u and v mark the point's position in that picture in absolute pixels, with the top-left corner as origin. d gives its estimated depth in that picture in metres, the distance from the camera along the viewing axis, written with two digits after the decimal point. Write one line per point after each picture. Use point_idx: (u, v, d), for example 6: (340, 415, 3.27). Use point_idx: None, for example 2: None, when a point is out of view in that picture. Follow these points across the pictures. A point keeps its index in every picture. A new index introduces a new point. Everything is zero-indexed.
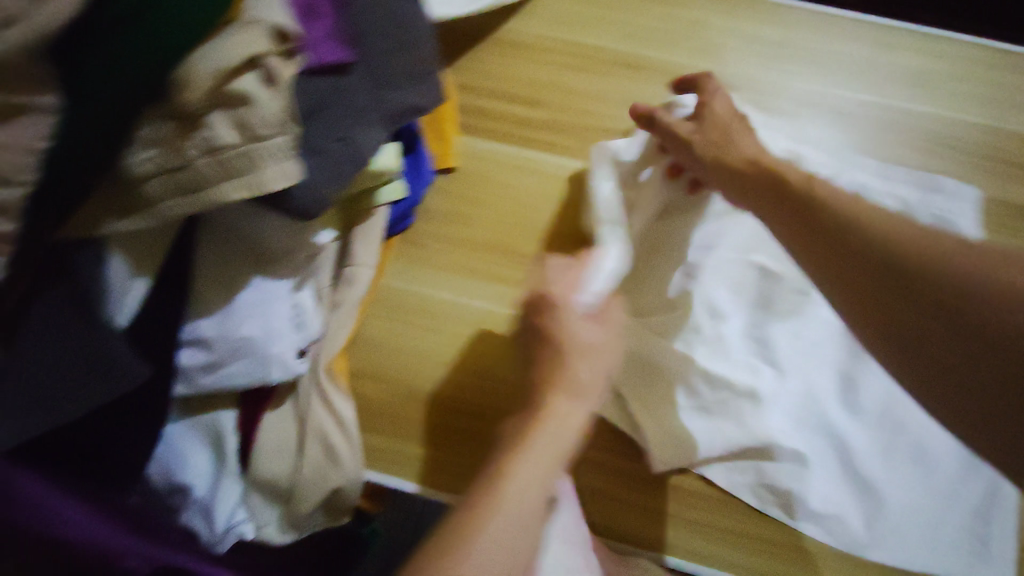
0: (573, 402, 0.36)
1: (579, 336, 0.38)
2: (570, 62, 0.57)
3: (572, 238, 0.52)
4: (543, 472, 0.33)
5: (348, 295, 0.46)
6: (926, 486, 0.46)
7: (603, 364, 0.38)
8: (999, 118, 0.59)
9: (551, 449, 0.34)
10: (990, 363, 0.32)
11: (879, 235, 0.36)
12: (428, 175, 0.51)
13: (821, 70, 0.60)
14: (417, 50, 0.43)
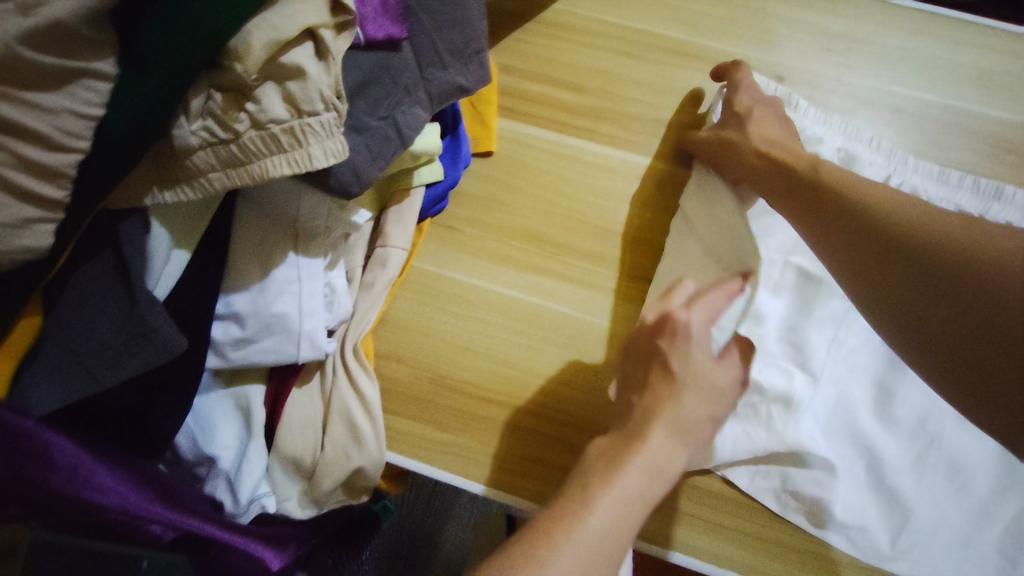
0: (672, 440, 0.35)
1: (682, 364, 0.36)
2: (618, 46, 0.54)
3: (608, 231, 0.50)
4: (622, 513, 0.33)
5: (381, 277, 0.46)
6: (960, 502, 0.44)
7: (705, 396, 0.36)
8: None
9: (636, 493, 0.33)
10: (989, 327, 0.31)
11: (890, 221, 0.36)
12: (464, 159, 0.49)
13: (883, 69, 0.57)
14: (463, 23, 0.41)
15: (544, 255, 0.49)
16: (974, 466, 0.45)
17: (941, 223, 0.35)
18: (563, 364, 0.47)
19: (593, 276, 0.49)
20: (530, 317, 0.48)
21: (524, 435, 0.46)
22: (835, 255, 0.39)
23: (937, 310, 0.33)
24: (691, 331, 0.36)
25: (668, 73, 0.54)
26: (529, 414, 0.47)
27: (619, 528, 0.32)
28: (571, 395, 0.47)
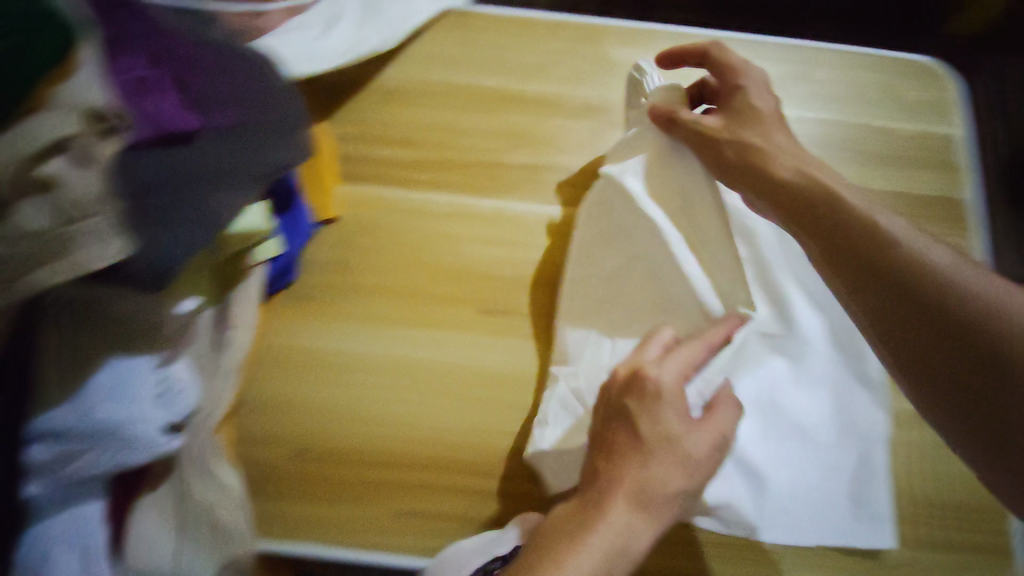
0: (630, 516, 0.37)
1: (653, 425, 0.38)
2: (447, 101, 0.56)
3: (462, 273, 0.52)
4: None
5: (225, 360, 0.45)
6: (811, 460, 0.48)
7: (675, 462, 0.38)
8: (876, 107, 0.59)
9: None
10: (958, 354, 0.31)
11: (889, 246, 0.35)
12: (305, 230, 0.50)
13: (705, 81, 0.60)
14: (274, 110, 0.42)
15: (406, 309, 0.51)
16: (817, 423, 0.49)
17: (927, 257, 0.34)
18: (438, 413, 0.49)
19: (455, 320, 0.50)
20: (401, 373, 0.49)
21: (409, 489, 0.47)
22: (830, 269, 0.37)
23: (931, 347, 0.32)
24: (667, 397, 0.39)
25: (500, 116, 0.56)
26: (407, 468, 0.48)
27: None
28: (450, 441, 0.48)
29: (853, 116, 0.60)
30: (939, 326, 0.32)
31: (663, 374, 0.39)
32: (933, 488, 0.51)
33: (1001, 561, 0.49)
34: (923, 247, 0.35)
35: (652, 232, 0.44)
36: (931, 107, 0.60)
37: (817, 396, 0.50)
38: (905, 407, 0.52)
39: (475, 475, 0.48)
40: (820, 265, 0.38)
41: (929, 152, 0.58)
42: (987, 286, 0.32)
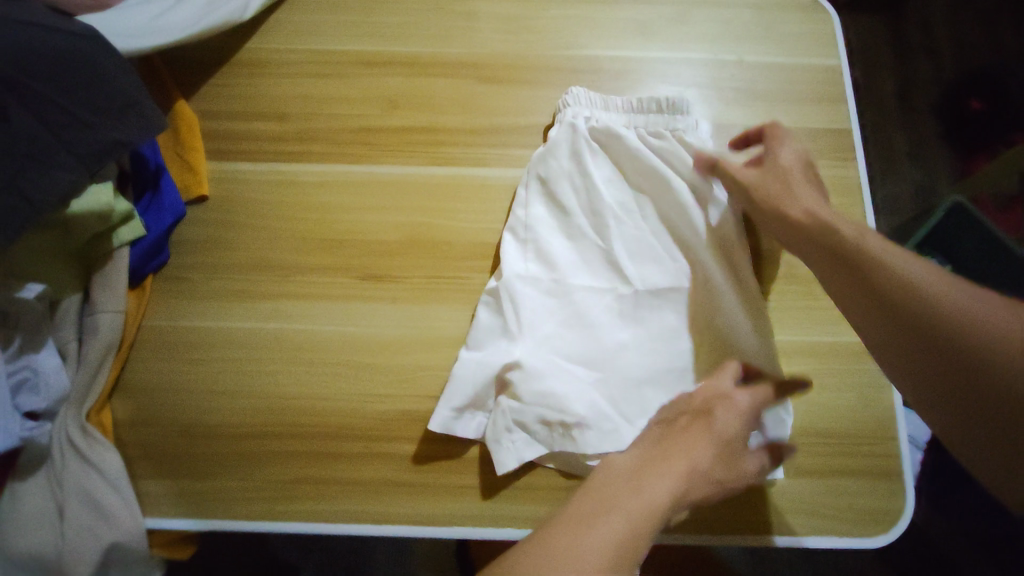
0: (677, 492, 0.36)
1: (726, 420, 0.40)
2: (314, 70, 0.55)
3: (338, 241, 0.51)
4: (616, 556, 0.33)
5: (94, 345, 0.45)
6: None
7: (726, 459, 0.39)
8: (758, 44, 0.57)
9: (632, 541, 0.34)
10: (956, 372, 0.34)
11: (882, 266, 0.38)
12: (169, 207, 0.49)
13: (584, 26, 0.57)
14: (105, 87, 0.42)
15: (273, 280, 0.50)
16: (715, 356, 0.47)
17: (930, 288, 0.35)
18: (302, 380, 0.48)
19: (331, 289, 0.50)
20: (267, 342, 0.49)
21: (265, 458, 0.46)
22: (841, 295, 0.40)
23: (940, 374, 0.34)
24: (740, 403, 0.41)
25: (369, 82, 0.55)
26: (265, 437, 0.46)
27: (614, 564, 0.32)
28: (315, 406, 0.47)
29: (735, 54, 0.57)
30: (943, 356, 0.34)
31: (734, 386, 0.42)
32: (818, 415, 0.49)
33: (889, 486, 0.47)
34: (926, 275, 0.36)
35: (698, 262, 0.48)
36: (809, 39, 0.57)
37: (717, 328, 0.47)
38: (789, 337, 0.50)
39: (337, 439, 0.46)
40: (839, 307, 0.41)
41: (810, 83, 0.56)
42: (992, 314, 0.34)
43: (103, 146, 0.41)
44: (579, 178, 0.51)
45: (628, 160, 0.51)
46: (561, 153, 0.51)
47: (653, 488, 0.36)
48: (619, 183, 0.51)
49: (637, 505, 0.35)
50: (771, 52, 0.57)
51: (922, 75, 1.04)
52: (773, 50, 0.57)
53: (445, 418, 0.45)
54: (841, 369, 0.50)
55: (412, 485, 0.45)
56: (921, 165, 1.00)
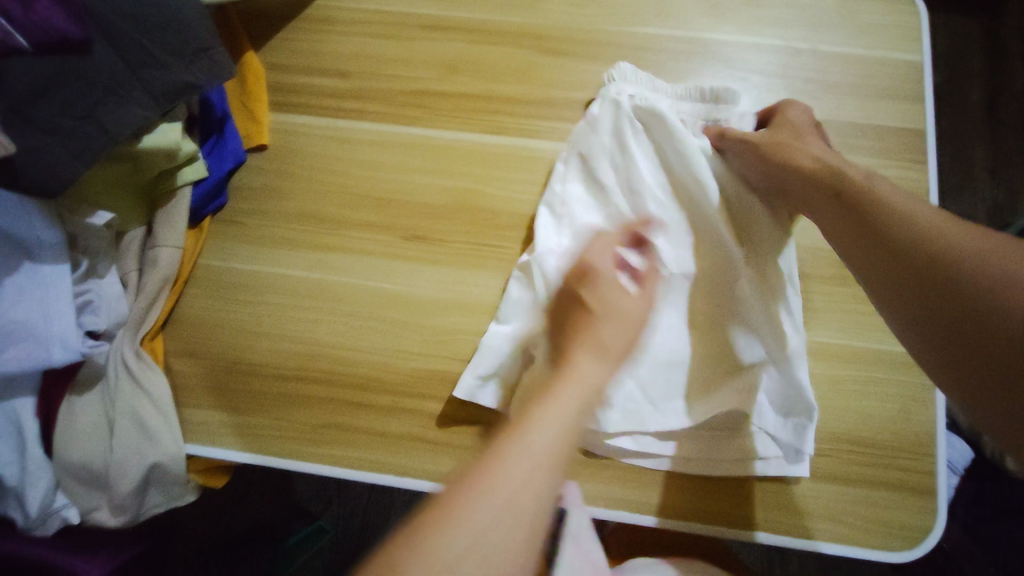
0: (593, 361, 0.35)
1: (614, 290, 0.38)
2: (377, 30, 0.56)
3: (386, 201, 0.52)
4: (550, 449, 0.30)
5: (153, 276, 0.47)
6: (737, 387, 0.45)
7: (626, 313, 0.38)
8: (836, 34, 0.54)
9: (564, 424, 0.31)
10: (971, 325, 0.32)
11: (899, 225, 0.37)
12: (231, 153, 0.51)
13: (653, 4, 0.56)
14: (180, 29, 0.43)
15: (320, 231, 0.52)
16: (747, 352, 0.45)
17: (960, 251, 0.35)
18: (336, 330, 0.49)
19: (375, 246, 0.51)
20: (307, 290, 0.50)
21: (294, 400, 0.48)
22: (857, 258, 0.39)
23: (962, 334, 0.33)
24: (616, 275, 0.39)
25: (430, 46, 0.55)
26: (296, 381, 0.48)
27: (560, 456, 0.30)
28: (345, 356, 0.49)
29: (808, 43, 0.54)
30: (942, 291, 0.34)
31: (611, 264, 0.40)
32: (857, 424, 0.47)
33: (921, 503, 0.45)
34: (936, 222, 0.37)
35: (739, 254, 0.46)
36: (892, 31, 0.54)
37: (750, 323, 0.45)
38: (833, 340, 0.48)
39: (364, 390, 0.48)
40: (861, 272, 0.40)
41: (887, 78, 0.53)
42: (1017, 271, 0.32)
43: (172, 88, 0.43)
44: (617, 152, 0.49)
45: (669, 142, 0.48)
46: (602, 128, 0.49)
47: (561, 381, 0.34)
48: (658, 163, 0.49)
49: (564, 399, 0.33)
50: (850, 44, 0.54)
51: (1013, 84, 0.97)
52: (852, 41, 0.54)
53: (470, 385, 0.46)
54: (887, 378, 0.47)
55: (433, 443, 0.47)
56: (999, 182, 0.93)
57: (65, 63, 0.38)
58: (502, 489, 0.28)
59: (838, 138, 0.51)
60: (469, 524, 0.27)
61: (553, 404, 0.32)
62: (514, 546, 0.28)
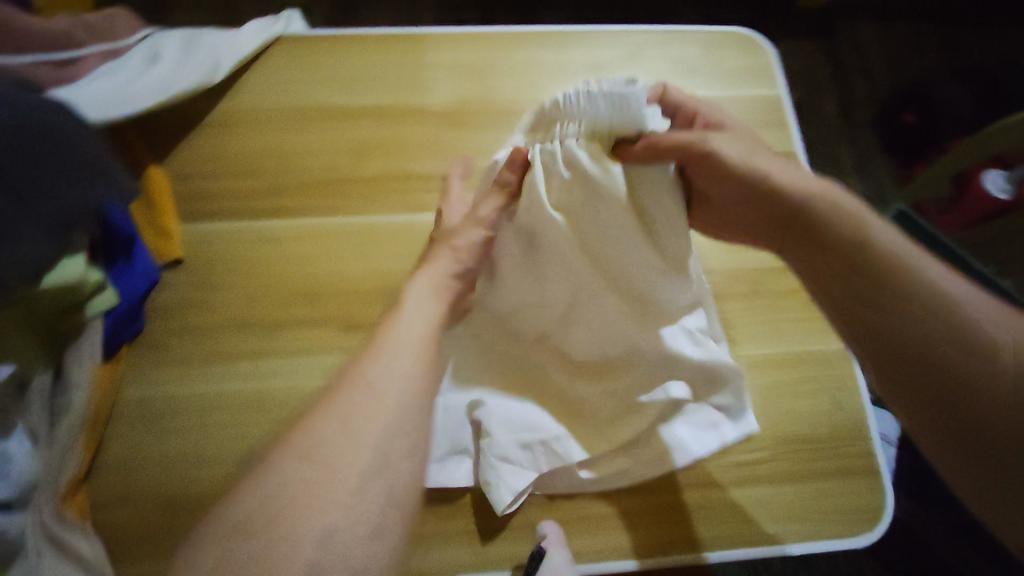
0: (441, 268, 0.45)
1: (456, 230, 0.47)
2: (283, 127, 0.56)
3: (317, 292, 0.51)
4: (408, 344, 0.40)
5: (66, 424, 0.42)
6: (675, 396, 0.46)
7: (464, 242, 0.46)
8: (707, 78, 0.61)
9: (421, 323, 0.42)
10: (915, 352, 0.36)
11: (838, 243, 0.39)
12: (141, 272, 0.49)
13: (544, 70, 0.60)
14: (70, 154, 0.42)
15: (250, 337, 0.49)
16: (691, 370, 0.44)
17: (897, 271, 0.38)
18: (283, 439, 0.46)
19: (313, 341, 0.49)
20: (245, 404, 0.47)
21: None
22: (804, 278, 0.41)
23: (903, 360, 0.36)
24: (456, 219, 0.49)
25: (339, 135, 0.56)
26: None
27: (411, 344, 0.40)
28: None
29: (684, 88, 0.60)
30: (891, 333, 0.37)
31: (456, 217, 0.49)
32: (808, 424, 0.49)
33: (870, 485, 0.48)
34: (922, 275, 0.37)
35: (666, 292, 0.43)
36: (751, 71, 0.62)
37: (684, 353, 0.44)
38: (768, 349, 0.51)
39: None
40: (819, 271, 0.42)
41: (755, 111, 0.60)
42: (945, 296, 0.37)
43: (72, 216, 0.41)
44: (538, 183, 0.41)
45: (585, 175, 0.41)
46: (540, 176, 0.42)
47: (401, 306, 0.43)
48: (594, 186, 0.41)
49: (417, 307, 0.43)
50: (720, 85, 0.61)
51: (855, 93, 1.12)
52: (721, 83, 0.61)
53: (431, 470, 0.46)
54: (817, 375, 0.51)
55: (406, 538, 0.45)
56: (863, 176, 1.07)
57: None
58: (362, 385, 0.37)
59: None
60: (339, 409, 0.36)
61: (404, 306, 0.43)
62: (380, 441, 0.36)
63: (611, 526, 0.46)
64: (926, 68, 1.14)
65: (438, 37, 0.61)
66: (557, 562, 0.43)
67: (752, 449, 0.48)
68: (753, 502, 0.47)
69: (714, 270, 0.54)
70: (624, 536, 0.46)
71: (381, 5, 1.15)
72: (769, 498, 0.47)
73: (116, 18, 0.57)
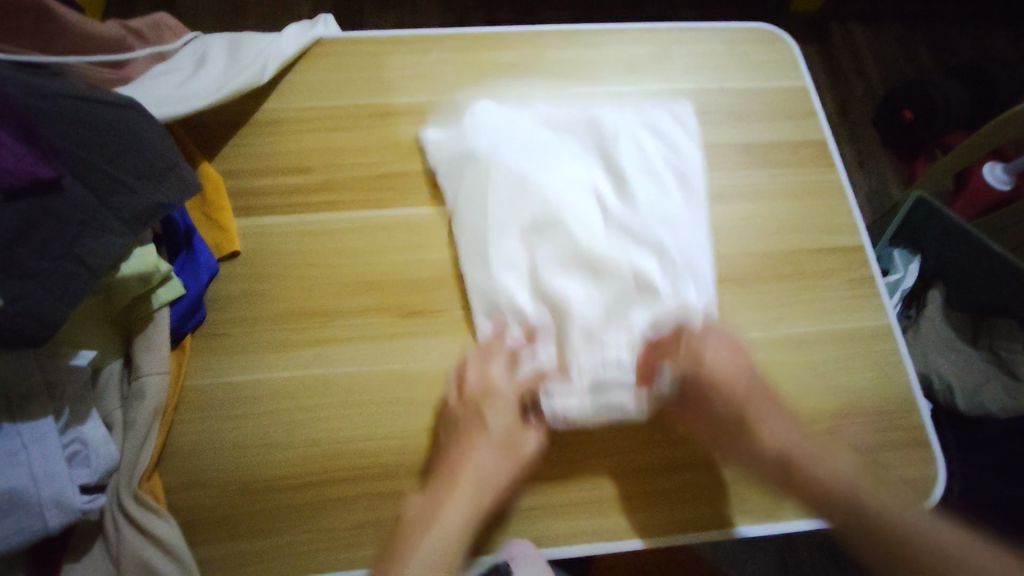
0: (479, 482, 0.42)
1: (495, 422, 0.45)
2: (333, 124, 0.58)
3: (372, 282, 0.52)
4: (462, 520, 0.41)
5: (142, 410, 0.44)
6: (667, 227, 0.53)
7: (511, 433, 0.45)
8: (734, 79, 0.64)
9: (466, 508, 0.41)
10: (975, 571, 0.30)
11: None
12: (203, 265, 0.50)
13: (576, 71, 0.62)
14: (141, 153, 0.43)
15: (315, 325, 0.50)
16: (667, 225, 0.53)
17: None
18: (356, 422, 0.47)
19: (374, 328, 0.50)
20: (315, 389, 0.48)
21: (320, 509, 0.44)
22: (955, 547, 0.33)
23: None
24: (478, 375, 0.46)
25: (383, 133, 0.58)
26: (330, 484, 0.45)
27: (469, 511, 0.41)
28: (367, 449, 0.46)
29: (716, 82, 0.63)
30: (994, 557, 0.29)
31: (498, 381, 0.46)
32: (855, 399, 0.51)
33: (921, 456, 0.50)
34: None
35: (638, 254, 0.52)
36: (773, 66, 0.65)
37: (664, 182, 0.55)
38: (813, 329, 0.54)
39: (401, 477, 0.46)
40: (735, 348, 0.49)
41: (784, 104, 0.63)
42: None
43: (143, 211, 0.42)
44: (550, 284, 0.50)
45: (588, 342, 0.49)
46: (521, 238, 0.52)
47: (457, 480, 0.42)
48: (669, 211, 0.54)
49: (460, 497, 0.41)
50: (744, 83, 0.63)
51: (855, 92, 1.16)
52: (746, 81, 0.64)
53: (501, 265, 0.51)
54: (861, 351, 0.53)
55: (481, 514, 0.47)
56: (869, 170, 1.09)
57: (51, 205, 0.37)
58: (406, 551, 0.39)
59: (760, 157, 0.60)
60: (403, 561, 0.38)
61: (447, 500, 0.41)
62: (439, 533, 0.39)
63: (675, 499, 0.48)
64: (922, 67, 1.19)
65: (474, 39, 0.63)
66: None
67: (801, 422, 0.50)
68: None
69: (758, 253, 0.56)
70: (682, 510, 0.48)
71: (389, 17, 1.18)
72: None
73: (162, 24, 0.58)
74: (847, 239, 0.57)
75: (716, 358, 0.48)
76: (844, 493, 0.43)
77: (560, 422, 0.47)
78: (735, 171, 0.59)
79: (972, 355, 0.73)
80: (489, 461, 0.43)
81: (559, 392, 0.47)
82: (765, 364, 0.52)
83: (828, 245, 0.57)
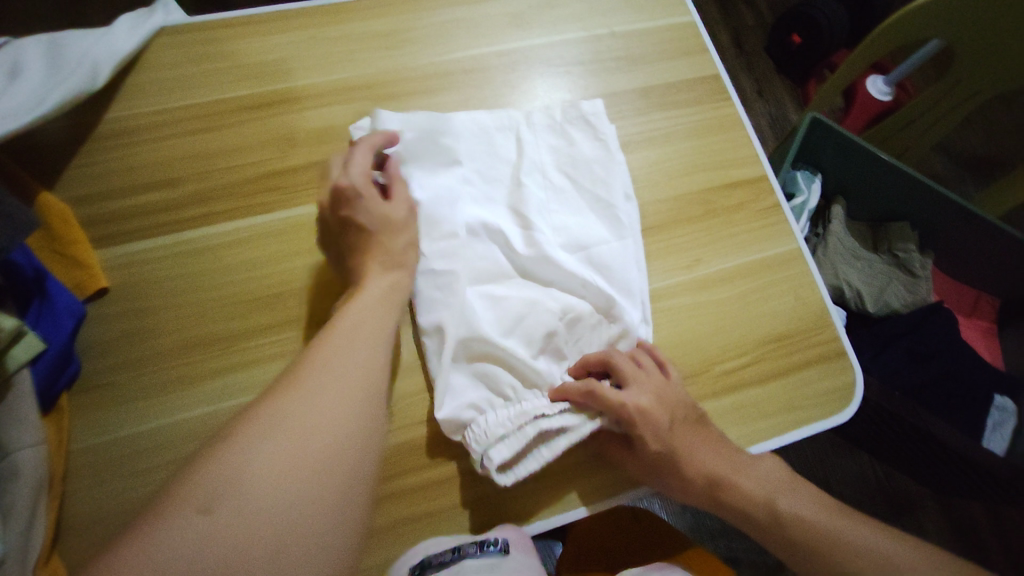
0: (384, 273, 0.43)
1: (388, 247, 0.44)
2: (195, 126, 0.51)
3: (270, 296, 0.47)
4: (375, 328, 0.38)
5: (22, 491, 0.37)
6: (580, 223, 0.52)
7: (399, 248, 0.44)
8: (622, 21, 0.62)
9: (373, 320, 0.38)
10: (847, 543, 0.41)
11: (852, 538, 0.41)
12: (63, 313, 0.43)
13: (459, 32, 0.58)
14: None
15: (214, 354, 0.45)
16: (584, 227, 0.51)
17: (766, 518, 0.43)
18: None
19: (281, 346, 0.46)
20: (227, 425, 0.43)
21: None
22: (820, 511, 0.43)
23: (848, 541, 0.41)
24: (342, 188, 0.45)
25: (254, 128, 0.52)
26: None
27: (378, 322, 0.38)
28: None
29: (606, 27, 0.61)
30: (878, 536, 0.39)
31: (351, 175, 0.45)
32: (776, 324, 0.53)
33: (840, 366, 0.52)
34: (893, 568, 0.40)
35: (560, 266, 0.49)
36: (659, 4, 0.63)
37: (571, 178, 0.53)
38: (730, 263, 0.54)
39: None
40: (653, 358, 0.47)
41: (675, 41, 0.62)
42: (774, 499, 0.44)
43: None
44: (467, 305, 0.46)
45: (524, 372, 0.45)
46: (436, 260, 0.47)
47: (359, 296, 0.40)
48: (586, 228, 0.51)
49: (367, 309, 0.39)
50: (633, 23, 0.61)
51: (744, 21, 1.18)
52: (633, 22, 0.62)
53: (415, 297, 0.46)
54: (776, 277, 0.55)
55: (427, 516, 0.43)
56: (767, 97, 1.13)
57: None
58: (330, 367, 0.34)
59: (658, 99, 0.59)
60: (322, 375, 0.34)
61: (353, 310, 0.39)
62: (335, 423, 0.32)
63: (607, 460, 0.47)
64: None
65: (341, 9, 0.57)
66: (525, 559, 0.40)
67: (730, 357, 0.51)
68: (745, 404, 0.50)
69: (669, 198, 0.56)
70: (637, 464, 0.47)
71: None
72: (758, 398, 0.50)
73: None
74: (751, 169, 0.58)
75: (652, 400, 0.44)
76: (762, 508, 0.43)
77: (505, 473, 0.42)
78: (636, 117, 0.58)
79: (873, 261, 0.78)
80: (391, 255, 0.44)
81: (500, 444, 0.42)
82: (688, 307, 0.52)
83: (734, 178, 0.57)
